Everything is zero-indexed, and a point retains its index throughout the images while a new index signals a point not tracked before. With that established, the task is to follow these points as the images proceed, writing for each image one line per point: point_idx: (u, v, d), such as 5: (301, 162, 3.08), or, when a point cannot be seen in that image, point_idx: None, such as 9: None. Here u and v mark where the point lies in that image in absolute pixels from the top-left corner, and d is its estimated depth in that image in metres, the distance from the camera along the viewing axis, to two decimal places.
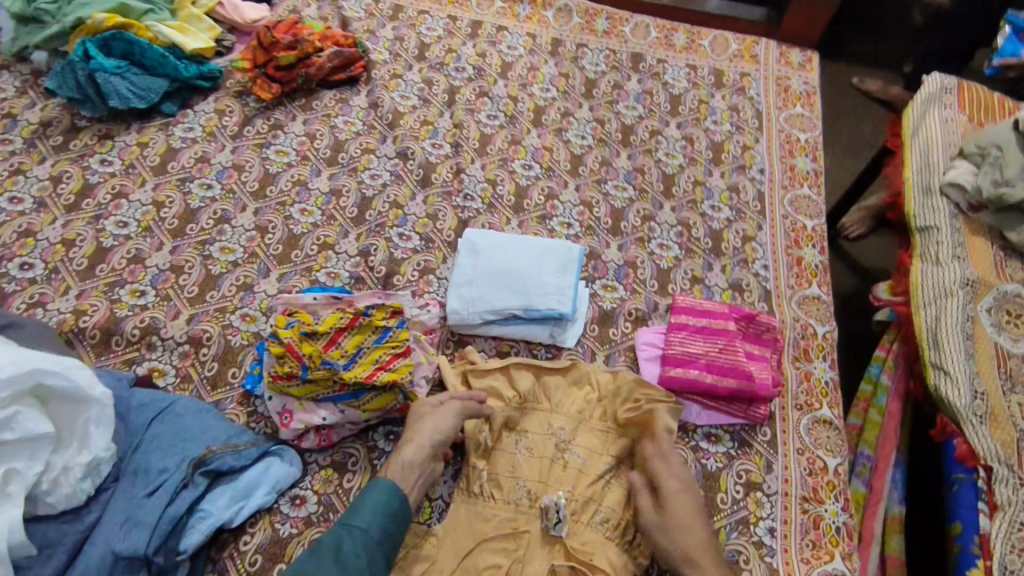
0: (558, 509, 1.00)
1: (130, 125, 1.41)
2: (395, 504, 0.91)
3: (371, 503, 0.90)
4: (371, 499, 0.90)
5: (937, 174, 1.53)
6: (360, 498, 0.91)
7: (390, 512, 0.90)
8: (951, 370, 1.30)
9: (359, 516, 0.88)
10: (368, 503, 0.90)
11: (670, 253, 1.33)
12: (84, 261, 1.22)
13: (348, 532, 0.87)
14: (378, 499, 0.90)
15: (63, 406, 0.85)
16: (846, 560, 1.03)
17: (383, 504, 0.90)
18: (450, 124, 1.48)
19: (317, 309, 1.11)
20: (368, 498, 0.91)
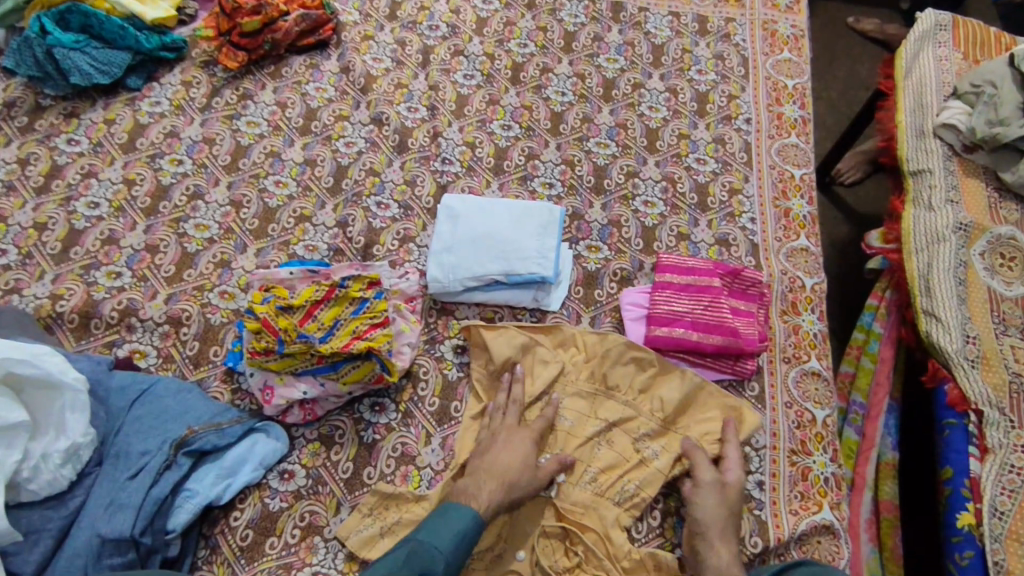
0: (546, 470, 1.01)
1: (95, 101, 1.37)
2: (474, 534, 0.89)
3: (455, 529, 0.87)
4: (455, 522, 0.88)
5: (930, 116, 1.49)
6: (441, 518, 0.89)
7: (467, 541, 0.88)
8: (944, 316, 1.29)
9: (444, 541, 0.86)
10: (453, 530, 0.87)
11: (655, 210, 1.30)
12: (58, 244, 1.20)
13: (433, 557, 0.85)
14: (463, 531, 0.88)
15: (37, 394, 0.84)
16: (834, 509, 1.03)
17: (467, 532, 0.88)
18: (425, 86, 1.43)
19: (294, 283, 1.09)
20: (451, 523, 0.88)
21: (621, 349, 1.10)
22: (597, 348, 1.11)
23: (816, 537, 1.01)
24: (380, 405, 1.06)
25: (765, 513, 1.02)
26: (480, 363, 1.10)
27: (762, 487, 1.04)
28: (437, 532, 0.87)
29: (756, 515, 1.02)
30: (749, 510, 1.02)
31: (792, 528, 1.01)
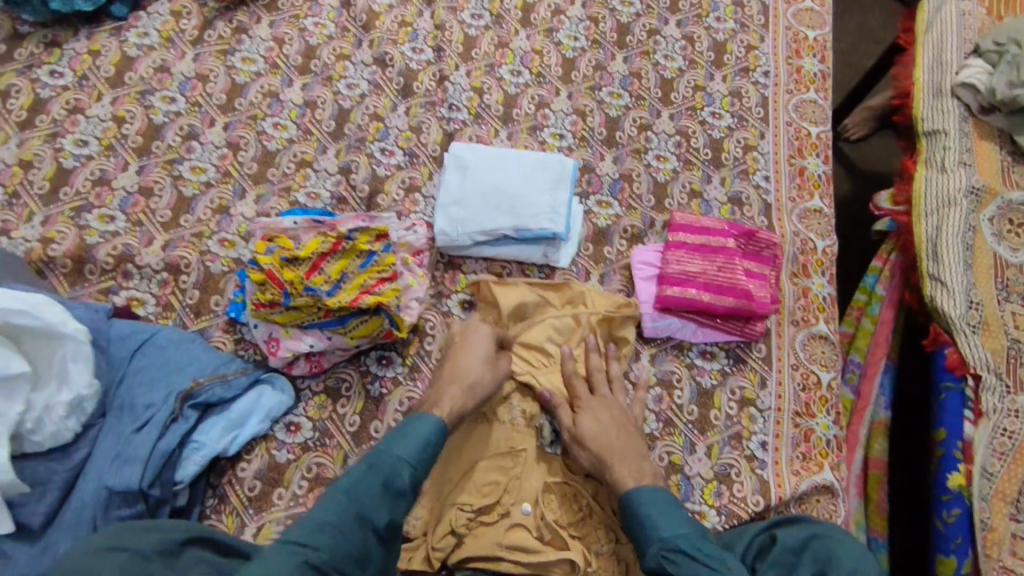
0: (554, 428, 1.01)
1: (78, 30, 1.28)
2: (439, 439, 0.89)
3: (418, 437, 0.88)
4: (420, 432, 0.88)
5: (949, 75, 1.45)
6: (404, 427, 0.89)
7: (433, 448, 0.88)
8: (949, 282, 1.29)
9: (406, 448, 0.86)
10: (419, 437, 0.87)
11: (668, 165, 1.27)
12: (46, 183, 1.14)
13: (398, 465, 0.85)
14: (429, 436, 0.88)
15: (38, 345, 0.81)
16: (834, 470, 1.06)
17: (433, 438, 0.88)
18: (430, 26, 1.35)
19: (298, 234, 1.05)
20: (414, 431, 0.88)
21: (625, 304, 1.10)
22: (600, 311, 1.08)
23: (816, 497, 1.04)
24: (387, 358, 1.05)
25: (767, 472, 1.04)
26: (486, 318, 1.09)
27: (765, 447, 1.06)
28: (401, 442, 0.87)
29: (759, 475, 1.04)
30: (752, 469, 1.04)
31: (793, 488, 1.03)
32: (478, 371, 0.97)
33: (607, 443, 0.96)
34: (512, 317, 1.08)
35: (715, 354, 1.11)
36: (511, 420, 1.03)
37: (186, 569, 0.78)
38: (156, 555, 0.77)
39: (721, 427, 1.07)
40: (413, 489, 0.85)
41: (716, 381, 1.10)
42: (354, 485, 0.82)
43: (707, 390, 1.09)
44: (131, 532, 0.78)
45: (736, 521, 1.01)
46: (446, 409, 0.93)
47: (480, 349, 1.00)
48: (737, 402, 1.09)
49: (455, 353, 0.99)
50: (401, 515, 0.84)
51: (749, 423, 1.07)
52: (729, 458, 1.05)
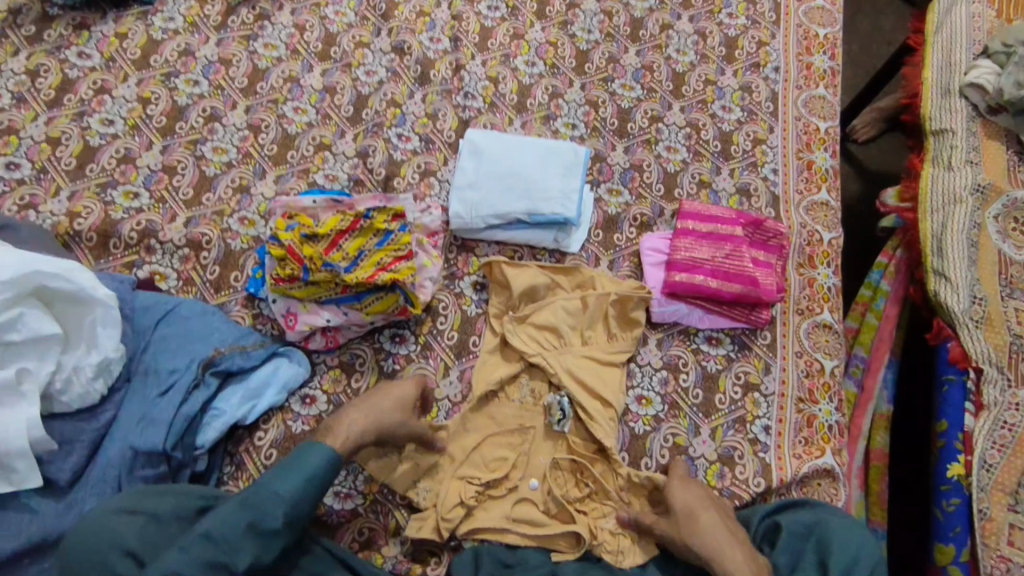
0: (561, 407, 1.05)
1: (106, 13, 1.32)
2: (327, 473, 0.85)
3: (305, 471, 0.84)
4: (306, 468, 0.84)
5: (958, 74, 1.46)
6: (292, 461, 0.84)
7: (317, 483, 0.84)
8: (953, 277, 1.31)
9: (288, 484, 0.82)
10: (304, 472, 0.83)
11: (678, 156, 1.29)
12: (73, 160, 1.18)
13: (274, 504, 0.80)
14: (314, 471, 0.84)
15: (68, 309, 0.84)
16: (836, 455, 1.08)
17: (320, 472, 0.84)
18: (448, 16, 1.38)
19: (317, 212, 1.08)
20: (303, 465, 0.84)
21: (635, 288, 1.11)
22: (608, 295, 1.10)
23: (817, 480, 1.06)
24: (400, 336, 1.08)
25: (769, 456, 1.06)
26: (498, 299, 1.12)
27: (769, 431, 1.08)
28: (284, 477, 0.83)
29: (761, 458, 1.06)
30: (755, 452, 1.06)
31: (795, 471, 1.05)
32: (391, 405, 0.94)
33: (711, 520, 0.90)
34: (523, 298, 1.11)
35: (721, 340, 1.14)
36: (521, 399, 1.07)
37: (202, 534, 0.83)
38: (174, 521, 0.81)
39: (726, 410, 1.09)
40: (289, 528, 0.81)
41: (721, 365, 1.12)
42: (219, 523, 0.78)
43: (712, 374, 1.11)
44: (149, 493, 0.82)
45: (738, 502, 1.03)
46: (340, 438, 0.89)
47: (401, 393, 0.97)
48: (742, 386, 1.11)
49: (374, 392, 0.96)
50: (271, 555, 0.80)
51: (753, 408, 1.09)
52: (732, 441, 1.07)
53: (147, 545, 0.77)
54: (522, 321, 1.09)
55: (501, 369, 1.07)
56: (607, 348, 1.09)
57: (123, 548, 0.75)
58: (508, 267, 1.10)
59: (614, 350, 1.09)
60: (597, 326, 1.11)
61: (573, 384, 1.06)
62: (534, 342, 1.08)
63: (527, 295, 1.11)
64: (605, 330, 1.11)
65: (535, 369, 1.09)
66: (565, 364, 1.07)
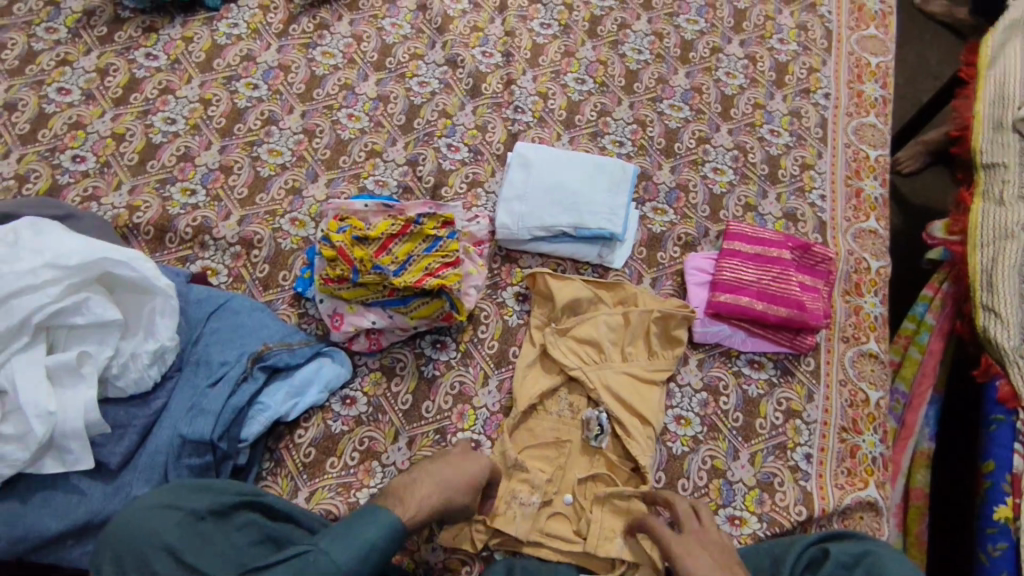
0: (600, 422, 1.03)
1: (174, 17, 1.37)
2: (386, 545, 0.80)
3: (365, 544, 0.79)
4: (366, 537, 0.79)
5: (1011, 109, 1.44)
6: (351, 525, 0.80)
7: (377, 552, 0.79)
8: (1004, 313, 1.28)
9: (342, 550, 0.78)
10: (360, 541, 0.79)
11: (724, 178, 1.29)
12: (135, 156, 1.22)
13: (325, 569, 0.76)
14: (375, 542, 0.79)
15: (130, 297, 0.87)
16: (879, 488, 1.05)
17: (379, 543, 0.79)
18: (501, 32, 1.41)
19: (368, 216, 1.10)
20: (361, 534, 0.79)
21: (679, 306, 1.10)
22: (651, 313, 1.09)
23: (859, 513, 1.03)
24: (441, 343, 1.08)
25: (810, 484, 1.04)
26: (541, 310, 1.11)
27: (810, 460, 1.06)
28: (339, 539, 0.78)
29: (802, 486, 1.04)
30: (795, 480, 1.04)
31: (837, 502, 1.03)
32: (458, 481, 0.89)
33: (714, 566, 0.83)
34: (566, 311, 1.10)
35: (763, 364, 1.12)
36: (558, 412, 1.05)
37: (238, 531, 0.80)
38: (209, 516, 0.79)
39: (766, 436, 1.07)
40: None
41: (763, 390, 1.10)
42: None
43: (753, 399, 1.10)
44: (186, 489, 0.81)
45: (777, 529, 1.01)
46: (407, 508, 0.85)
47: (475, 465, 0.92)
48: (783, 412, 1.09)
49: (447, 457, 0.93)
50: None
51: (794, 435, 1.07)
52: (772, 467, 1.05)
53: (186, 540, 0.76)
54: (563, 333, 1.09)
55: (540, 378, 1.06)
56: (645, 365, 1.07)
57: (164, 545, 0.74)
58: (553, 279, 1.10)
59: (655, 368, 1.07)
60: (638, 344, 1.10)
61: (611, 401, 1.04)
62: (574, 355, 1.07)
63: (569, 308, 1.10)
64: (645, 347, 1.10)
65: (573, 383, 1.08)
66: (604, 380, 1.05)
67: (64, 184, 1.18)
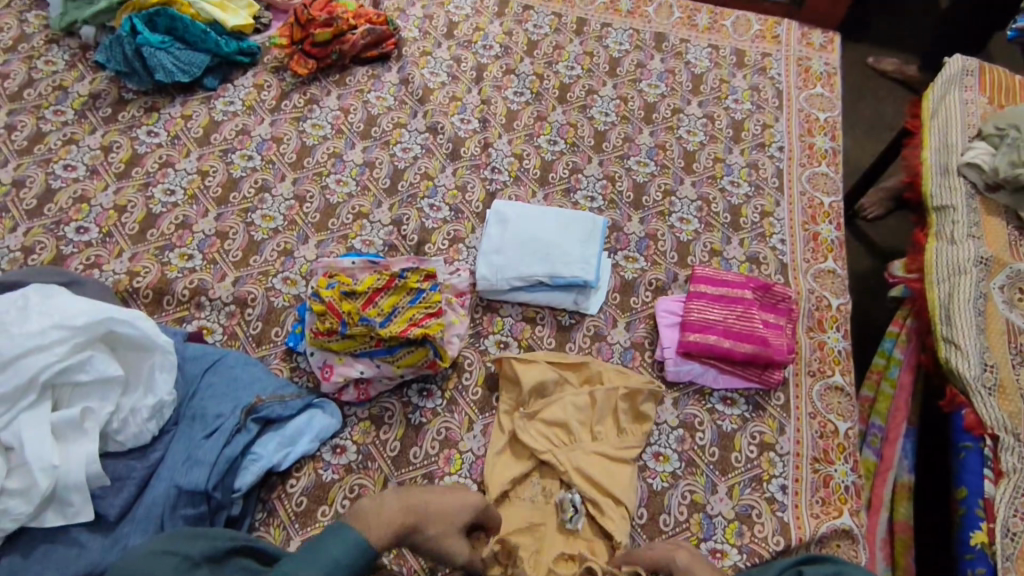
0: (574, 502, 1.04)
1: (174, 98, 1.48)
2: (353, 562, 0.78)
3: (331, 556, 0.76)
4: (338, 547, 0.77)
5: (955, 155, 1.56)
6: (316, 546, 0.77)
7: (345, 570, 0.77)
8: (964, 345, 1.34)
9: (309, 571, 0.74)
10: (326, 561, 0.75)
11: (690, 227, 1.38)
12: (136, 225, 1.29)
13: None
14: (338, 560, 0.76)
15: (131, 353, 0.92)
16: (853, 516, 1.08)
17: (342, 560, 0.77)
18: (477, 101, 1.52)
19: (355, 273, 1.18)
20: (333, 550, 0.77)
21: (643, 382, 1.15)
22: (616, 393, 1.12)
23: (835, 540, 1.06)
24: (427, 390, 1.14)
25: (787, 515, 1.08)
26: (509, 395, 1.14)
27: (785, 491, 1.10)
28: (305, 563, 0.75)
29: (779, 516, 1.08)
30: (772, 511, 1.08)
31: (813, 530, 1.06)
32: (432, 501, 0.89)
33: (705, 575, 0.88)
34: (533, 394, 1.13)
35: (735, 400, 1.18)
36: (532, 496, 1.07)
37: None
38: (205, 562, 0.81)
39: (742, 469, 1.12)
40: None
41: (737, 425, 1.16)
42: None
43: (727, 434, 1.15)
44: (182, 537, 0.83)
45: (757, 560, 1.04)
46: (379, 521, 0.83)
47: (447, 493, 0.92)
48: (757, 446, 1.14)
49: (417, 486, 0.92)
50: None
51: (769, 467, 1.12)
52: (750, 499, 1.09)
53: None
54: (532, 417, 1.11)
55: (512, 464, 1.08)
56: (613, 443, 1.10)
57: None
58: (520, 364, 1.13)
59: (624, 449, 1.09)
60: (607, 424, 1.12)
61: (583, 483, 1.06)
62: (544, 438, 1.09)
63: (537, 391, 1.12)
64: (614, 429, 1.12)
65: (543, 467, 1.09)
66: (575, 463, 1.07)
67: (68, 254, 1.25)
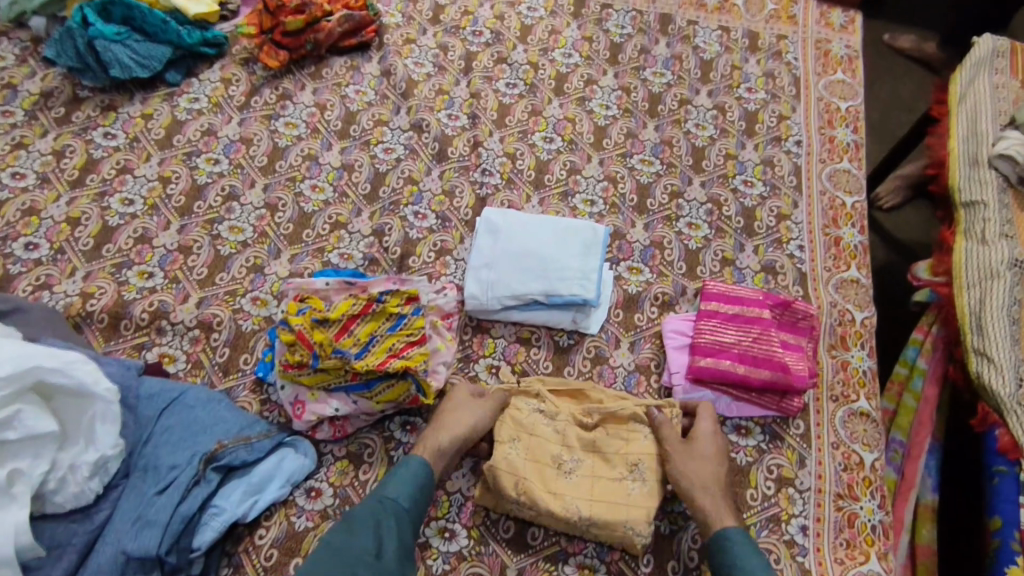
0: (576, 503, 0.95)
1: (134, 95, 1.35)
2: (427, 480, 0.92)
3: (409, 479, 0.91)
4: (411, 471, 0.91)
5: (985, 144, 1.41)
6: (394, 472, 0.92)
7: (424, 486, 0.92)
8: (996, 357, 1.22)
9: (394, 489, 0.89)
10: (409, 478, 0.91)
11: (700, 233, 1.26)
12: (90, 240, 1.18)
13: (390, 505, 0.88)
14: (419, 476, 0.91)
15: (69, 403, 0.81)
16: (882, 561, 0.99)
17: (422, 478, 0.92)
18: (466, 94, 1.39)
19: (330, 295, 1.06)
20: (407, 474, 0.91)
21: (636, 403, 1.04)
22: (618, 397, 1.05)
23: None
24: (411, 424, 1.03)
25: (809, 560, 0.98)
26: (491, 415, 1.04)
27: (806, 532, 1.00)
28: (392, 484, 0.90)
29: (799, 562, 0.98)
30: (792, 556, 0.98)
31: None
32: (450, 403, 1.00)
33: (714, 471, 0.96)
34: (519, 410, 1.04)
35: (751, 430, 1.07)
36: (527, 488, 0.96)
37: None
38: None
39: (758, 508, 1.01)
40: None
41: (752, 458, 1.05)
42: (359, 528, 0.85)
43: (742, 468, 1.04)
44: None
45: None
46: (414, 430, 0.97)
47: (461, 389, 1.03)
48: (774, 481, 1.03)
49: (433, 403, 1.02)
50: None
51: (788, 505, 1.02)
52: (767, 542, 0.99)
53: None
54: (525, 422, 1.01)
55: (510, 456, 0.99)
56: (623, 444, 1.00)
57: None
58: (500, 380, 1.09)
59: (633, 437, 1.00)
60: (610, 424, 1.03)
61: (588, 474, 0.98)
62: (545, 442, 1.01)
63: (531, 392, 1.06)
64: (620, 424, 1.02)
65: (544, 462, 0.99)
66: (585, 443, 1.01)
67: (15, 274, 1.14)
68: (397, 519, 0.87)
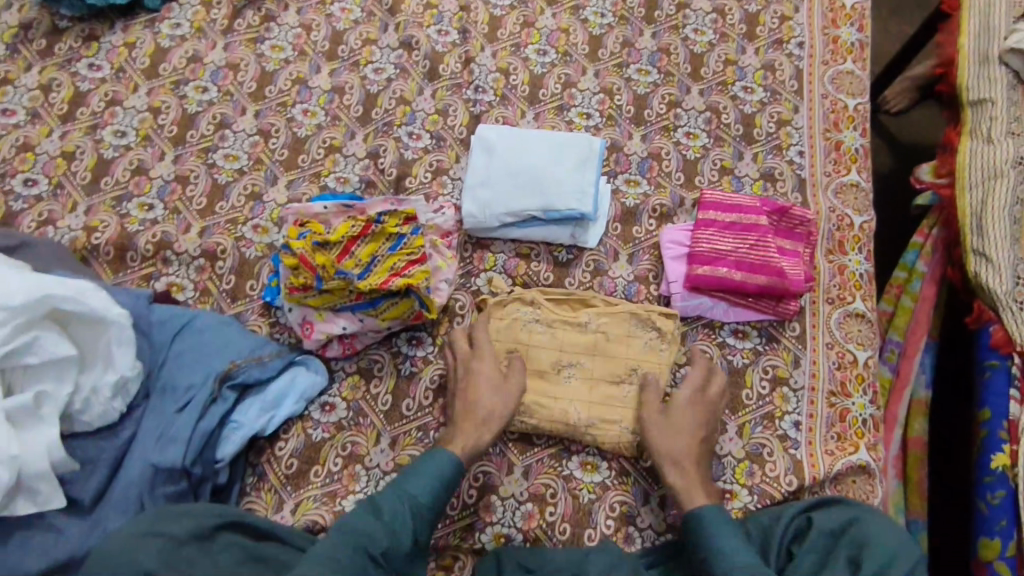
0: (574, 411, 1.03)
1: (114, 23, 1.31)
2: (453, 480, 0.92)
3: (432, 475, 0.91)
4: (437, 471, 0.91)
5: (997, 40, 1.29)
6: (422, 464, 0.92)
7: (448, 486, 0.92)
8: (995, 258, 1.18)
9: (415, 483, 0.90)
10: (431, 476, 0.91)
11: (698, 142, 1.25)
12: (87, 174, 1.18)
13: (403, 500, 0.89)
14: (442, 475, 0.91)
15: (83, 329, 0.86)
16: (870, 450, 1.04)
17: (445, 477, 0.91)
18: (455, 7, 1.34)
19: (329, 219, 1.08)
20: (431, 469, 0.91)
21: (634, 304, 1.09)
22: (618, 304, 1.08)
23: (851, 477, 1.02)
24: (417, 339, 1.06)
25: (801, 453, 1.03)
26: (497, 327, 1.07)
27: (799, 427, 1.05)
28: (413, 477, 0.91)
29: (791, 454, 1.03)
30: (784, 449, 1.03)
31: (828, 469, 1.02)
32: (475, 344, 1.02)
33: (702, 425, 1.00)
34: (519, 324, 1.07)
35: (748, 333, 1.10)
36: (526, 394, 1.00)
37: (221, 552, 0.84)
38: (192, 539, 0.82)
39: (753, 406, 1.06)
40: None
41: (748, 359, 1.08)
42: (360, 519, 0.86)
43: (738, 369, 1.08)
44: (168, 514, 0.83)
45: (769, 501, 1.01)
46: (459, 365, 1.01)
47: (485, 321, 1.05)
48: (769, 381, 1.07)
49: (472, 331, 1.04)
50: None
51: (782, 403, 1.06)
52: (760, 438, 1.04)
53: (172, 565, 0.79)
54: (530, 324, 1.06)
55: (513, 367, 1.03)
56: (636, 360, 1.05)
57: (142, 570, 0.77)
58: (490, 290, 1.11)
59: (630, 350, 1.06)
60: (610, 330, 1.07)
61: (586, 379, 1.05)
62: (544, 350, 1.06)
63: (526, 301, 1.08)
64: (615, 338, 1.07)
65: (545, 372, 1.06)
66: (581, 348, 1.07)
67: (18, 211, 1.15)
68: (410, 515, 0.88)
